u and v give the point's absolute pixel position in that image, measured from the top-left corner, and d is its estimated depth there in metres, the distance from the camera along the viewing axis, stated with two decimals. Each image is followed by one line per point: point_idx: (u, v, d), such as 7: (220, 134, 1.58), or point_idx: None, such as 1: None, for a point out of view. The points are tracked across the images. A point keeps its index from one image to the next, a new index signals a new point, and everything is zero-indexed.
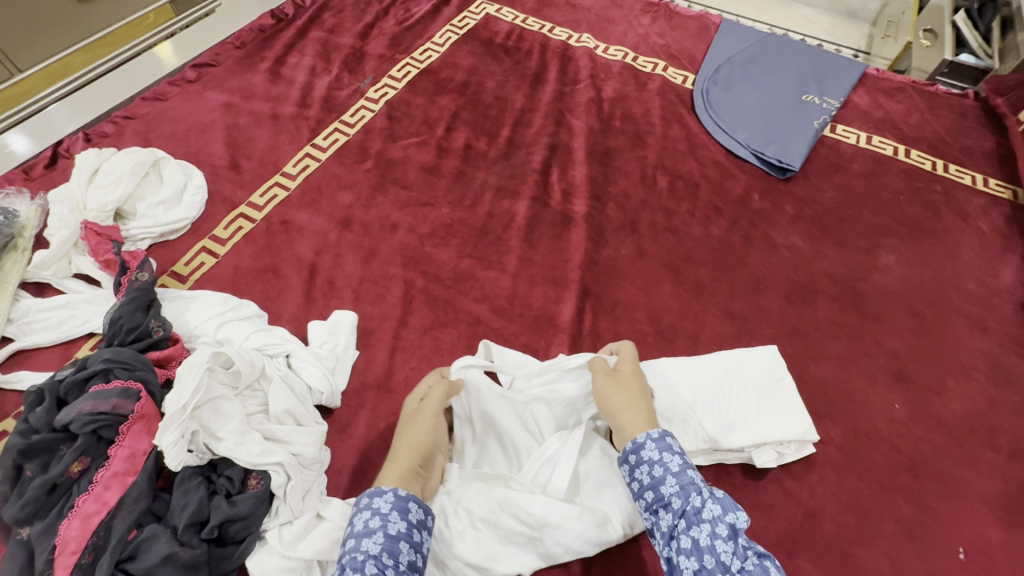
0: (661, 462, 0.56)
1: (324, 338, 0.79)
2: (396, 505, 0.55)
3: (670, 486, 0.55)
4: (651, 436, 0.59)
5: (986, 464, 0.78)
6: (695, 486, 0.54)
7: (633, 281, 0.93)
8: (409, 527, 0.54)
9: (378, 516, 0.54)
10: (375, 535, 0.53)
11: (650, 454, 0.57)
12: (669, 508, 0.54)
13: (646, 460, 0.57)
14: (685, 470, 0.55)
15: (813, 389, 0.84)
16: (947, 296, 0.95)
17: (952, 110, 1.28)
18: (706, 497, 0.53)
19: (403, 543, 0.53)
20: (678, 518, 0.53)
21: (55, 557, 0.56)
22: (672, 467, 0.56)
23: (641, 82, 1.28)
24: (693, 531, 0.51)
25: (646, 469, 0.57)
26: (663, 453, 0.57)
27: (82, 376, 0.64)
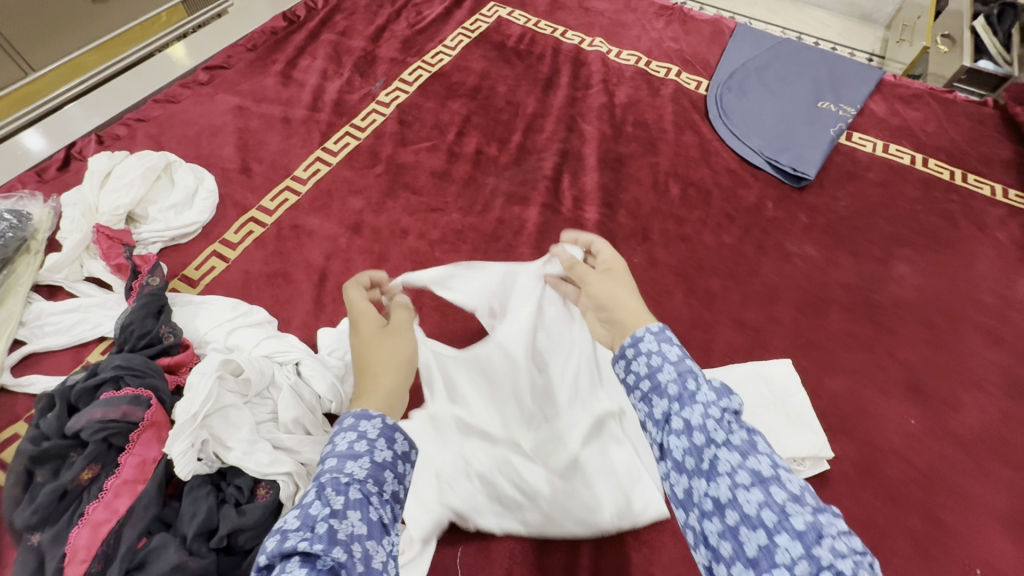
0: (658, 353, 0.45)
1: (334, 345, 0.78)
2: (385, 433, 0.47)
3: (666, 373, 0.44)
4: (650, 328, 0.47)
5: (1002, 482, 0.76)
6: (693, 373, 0.43)
7: (644, 290, 0.93)
8: (395, 457, 0.46)
9: (364, 440, 0.45)
10: (361, 460, 0.44)
11: (647, 346, 0.46)
12: (663, 396, 0.43)
13: (643, 351, 0.46)
14: (686, 359, 0.44)
15: (827, 403, 0.83)
16: (964, 310, 0.94)
17: (970, 118, 1.26)
18: (702, 382, 0.43)
19: (388, 473, 0.45)
20: (672, 406, 0.42)
21: (64, 564, 0.56)
22: (666, 356, 0.45)
23: (653, 87, 1.27)
24: (687, 414, 0.41)
25: (637, 361, 0.46)
26: (662, 344, 0.46)
27: (93, 383, 0.64)
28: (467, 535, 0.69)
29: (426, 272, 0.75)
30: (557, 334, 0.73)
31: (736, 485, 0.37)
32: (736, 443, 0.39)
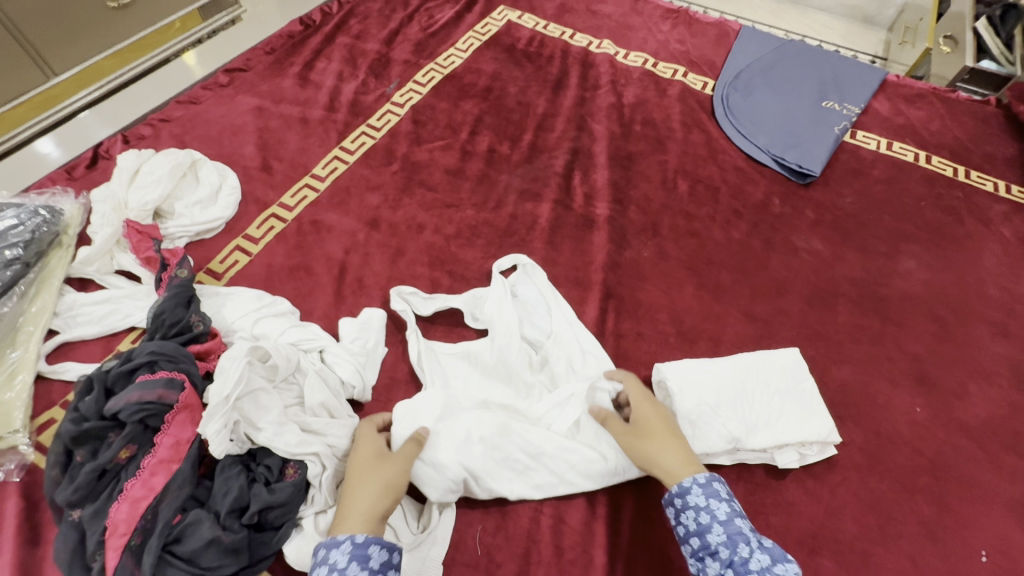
0: (709, 509, 0.58)
1: (355, 334, 0.81)
2: (354, 556, 0.54)
3: (717, 534, 0.57)
4: (698, 481, 0.60)
5: (1008, 468, 0.78)
6: (743, 536, 0.56)
7: (654, 283, 0.95)
8: None
9: (334, 571, 0.53)
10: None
11: (696, 500, 0.59)
12: (716, 557, 0.56)
13: (692, 505, 0.59)
14: (732, 519, 0.57)
15: (834, 391, 0.85)
16: (968, 302, 0.96)
17: (973, 117, 1.28)
18: (754, 548, 0.55)
19: None
20: (726, 567, 0.55)
21: (105, 538, 0.58)
22: (719, 516, 0.58)
23: (661, 88, 1.29)
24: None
25: (690, 512, 0.59)
26: (709, 500, 0.59)
27: (128, 367, 0.66)
28: (487, 515, 0.71)
29: (412, 293, 0.87)
30: (543, 321, 0.85)
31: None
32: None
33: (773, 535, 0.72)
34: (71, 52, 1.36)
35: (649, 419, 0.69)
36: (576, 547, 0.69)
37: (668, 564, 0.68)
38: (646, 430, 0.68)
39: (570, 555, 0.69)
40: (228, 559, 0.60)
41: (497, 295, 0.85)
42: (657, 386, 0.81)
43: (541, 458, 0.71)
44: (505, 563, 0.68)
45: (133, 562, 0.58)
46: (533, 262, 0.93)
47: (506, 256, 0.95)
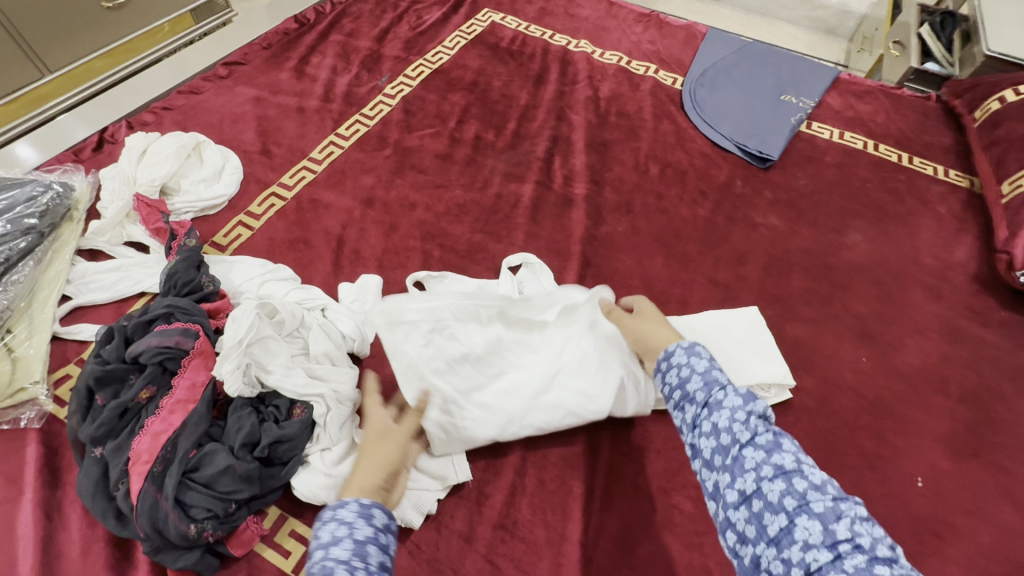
0: (687, 364, 0.58)
1: (354, 296, 0.88)
2: (361, 513, 0.54)
3: (695, 383, 0.56)
4: (682, 344, 0.60)
5: (940, 408, 0.88)
6: (719, 383, 0.55)
7: (628, 254, 1.04)
8: (375, 531, 0.54)
9: (344, 524, 0.53)
10: (342, 543, 0.51)
11: (679, 358, 0.59)
12: (694, 402, 0.55)
13: (675, 364, 0.59)
14: (711, 370, 0.57)
15: (789, 346, 0.94)
16: (908, 269, 1.06)
17: (915, 111, 1.41)
18: (729, 392, 0.54)
19: (371, 546, 0.52)
20: (703, 409, 0.54)
21: (129, 466, 0.64)
22: (696, 369, 0.57)
23: (634, 83, 1.40)
24: (714, 417, 0.53)
25: (673, 368, 0.58)
26: (691, 358, 0.58)
27: (146, 318, 0.72)
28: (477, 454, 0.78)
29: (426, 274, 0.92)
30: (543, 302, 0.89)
31: (761, 478, 0.48)
32: (762, 442, 0.50)
33: None
34: (63, 51, 1.41)
35: (650, 308, 0.73)
36: (557, 480, 0.76)
37: (641, 492, 0.75)
38: (645, 316, 0.71)
39: (552, 487, 0.75)
40: (241, 486, 0.65)
41: (505, 289, 0.91)
42: None
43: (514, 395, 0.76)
44: (493, 495, 0.75)
45: (155, 488, 0.63)
46: (541, 262, 0.97)
47: (513, 254, 0.99)
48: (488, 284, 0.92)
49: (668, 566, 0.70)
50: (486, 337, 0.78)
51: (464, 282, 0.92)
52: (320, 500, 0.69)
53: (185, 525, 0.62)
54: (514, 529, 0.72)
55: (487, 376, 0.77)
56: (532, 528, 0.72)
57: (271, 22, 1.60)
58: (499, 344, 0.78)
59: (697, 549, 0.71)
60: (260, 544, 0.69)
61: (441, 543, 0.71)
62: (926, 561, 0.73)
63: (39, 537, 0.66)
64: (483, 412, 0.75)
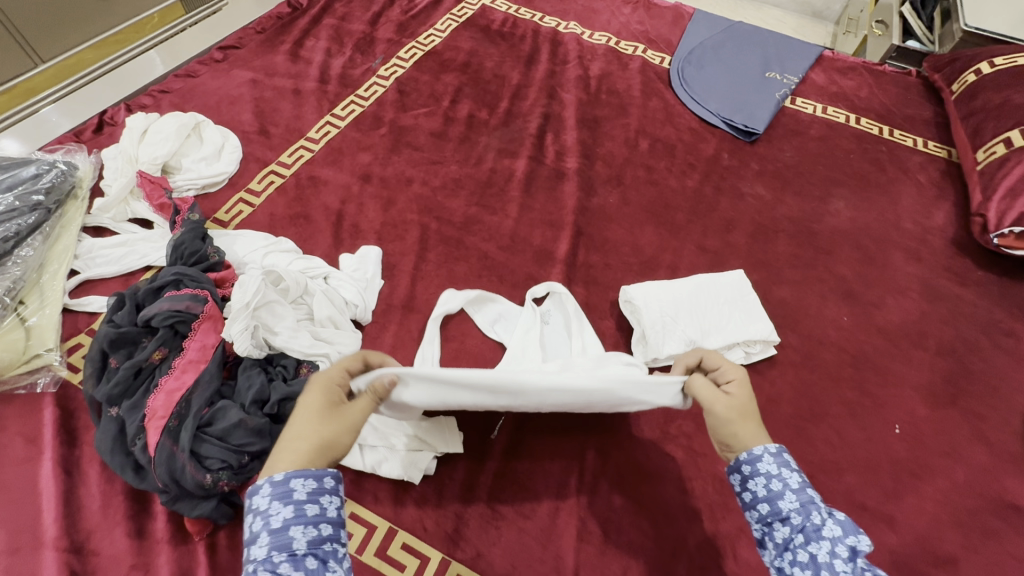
0: (780, 476, 0.53)
1: (355, 266, 0.92)
2: (275, 495, 0.47)
3: (789, 501, 0.52)
4: (768, 449, 0.54)
5: (918, 360, 0.92)
6: (815, 504, 0.51)
7: (619, 224, 1.07)
8: (295, 509, 0.47)
9: (258, 516, 0.47)
10: (260, 538, 0.46)
11: (767, 468, 0.54)
12: (784, 522, 0.52)
13: (763, 473, 0.54)
14: (805, 489, 0.52)
15: (775, 307, 0.98)
16: (889, 234, 1.10)
17: (896, 86, 1.45)
18: (827, 517, 0.50)
19: (293, 529, 0.46)
20: (798, 534, 0.50)
21: (145, 421, 0.67)
22: (792, 484, 0.53)
23: (623, 62, 1.43)
24: (811, 547, 0.49)
25: (755, 479, 0.54)
26: (782, 468, 0.53)
27: (156, 286, 0.75)
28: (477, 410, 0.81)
29: (461, 296, 0.88)
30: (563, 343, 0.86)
31: None
32: None
33: None
34: (57, 42, 1.43)
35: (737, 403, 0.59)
36: (554, 431, 0.80)
37: (635, 443, 0.79)
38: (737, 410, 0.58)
39: (549, 438, 0.79)
40: (253, 439, 0.68)
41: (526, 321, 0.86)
42: (625, 304, 0.93)
43: None
44: (495, 446, 0.78)
45: (171, 441, 0.65)
46: (567, 290, 0.91)
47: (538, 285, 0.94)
48: (509, 311, 0.90)
49: (661, 508, 0.74)
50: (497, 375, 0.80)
51: (483, 309, 0.90)
52: None
53: (201, 475, 0.65)
54: (515, 477, 0.76)
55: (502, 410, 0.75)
56: (531, 476, 0.76)
57: (259, 12, 1.62)
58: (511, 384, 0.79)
59: (688, 491, 0.76)
60: None
61: (445, 492, 0.74)
62: (903, 498, 0.78)
63: (60, 492, 0.69)
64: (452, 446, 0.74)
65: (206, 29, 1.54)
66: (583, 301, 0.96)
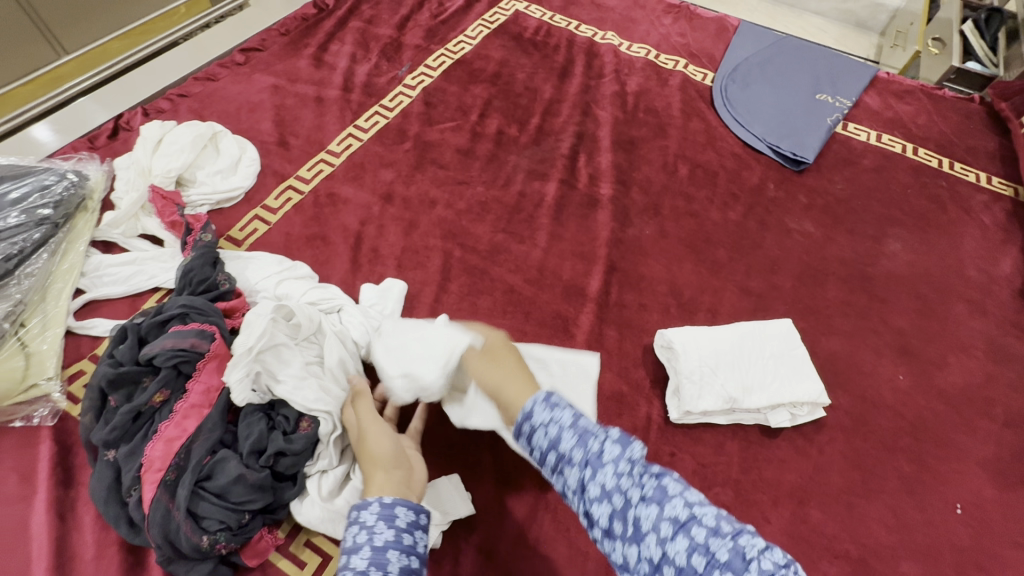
0: (554, 421, 0.52)
1: (374, 301, 0.86)
2: (382, 514, 0.53)
3: (568, 440, 0.51)
4: (539, 398, 0.54)
5: (983, 431, 0.84)
6: (590, 432, 0.51)
7: (656, 259, 1.00)
8: (397, 534, 0.52)
9: (364, 529, 0.52)
10: (362, 550, 0.51)
11: (541, 416, 0.53)
12: (572, 464, 0.50)
13: (539, 423, 0.53)
14: (578, 421, 0.52)
15: (823, 360, 0.90)
16: (950, 282, 1.01)
17: (958, 113, 1.33)
18: (605, 440, 0.50)
19: (392, 553, 0.51)
20: (584, 469, 0.49)
21: (142, 473, 0.62)
22: (551, 426, 0.52)
23: (663, 77, 1.34)
24: (599, 477, 0.48)
25: (539, 430, 0.53)
26: (554, 412, 0.53)
27: (161, 319, 0.70)
28: (497, 466, 0.76)
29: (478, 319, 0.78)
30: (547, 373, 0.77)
31: (663, 539, 0.45)
32: (651, 495, 0.47)
33: (765, 488, 0.77)
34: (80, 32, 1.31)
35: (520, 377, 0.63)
36: None
37: None
38: (493, 355, 0.64)
39: None
40: (253, 497, 0.63)
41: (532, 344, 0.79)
42: (662, 349, 0.86)
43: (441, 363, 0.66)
44: (514, 509, 0.73)
45: (167, 496, 0.61)
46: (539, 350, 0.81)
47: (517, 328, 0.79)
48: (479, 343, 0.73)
49: None
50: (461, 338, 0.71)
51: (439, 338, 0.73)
52: (321, 528, 0.66)
53: (198, 536, 0.60)
54: (536, 544, 0.70)
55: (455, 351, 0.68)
56: (554, 545, 0.70)
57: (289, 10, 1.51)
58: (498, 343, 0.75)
59: None
60: (276, 554, 0.68)
61: (460, 561, 0.69)
62: None
63: (52, 539, 0.64)
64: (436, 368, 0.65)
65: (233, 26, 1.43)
66: (616, 345, 0.89)
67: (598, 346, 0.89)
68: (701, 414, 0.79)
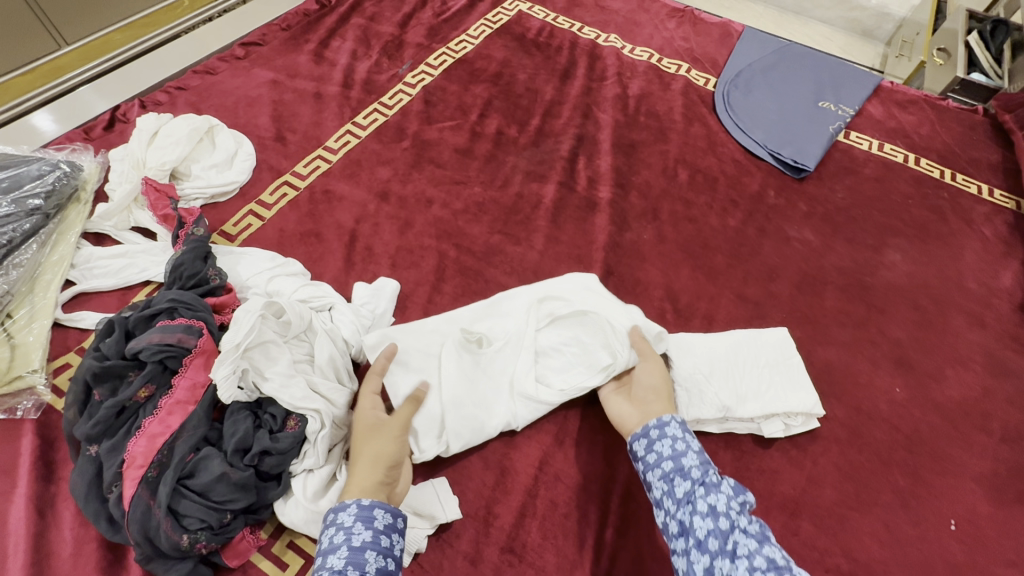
0: (684, 439, 0.65)
1: (366, 298, 0.85)
2: (360, 517, 0.57)
3: (691, 458, 0.62)
4: (675, 417, 0.67)
5: (979, 446, 0.82)
6: (710, 465, 0.62)
7: (653, 264, 0.99)
8: (374, 535, 0.56)
9: (342, 530, 0.56)
10: (339, 551, 0.54)
11: (673, 431, 0.65)
12: (688, 477, 0.60)
13: (670, 435, 0.65)
14: (702, 453, 0.64)
15: (819, 370, 0.89)
16: (950, 294, 1.00)
17: (961, 124, 1.32)
18: (722, 478, 0.60)
19: (368, 552, 0.55)
20: (697, 484, 0.59)
21: (123, 469, 0.61)
22: (665, 452, 0.64)
23: (665, 82, 1.34)
24: (710, 497, 0.58)
25: (664, 438, 0.65)
26: (686, 432, 0.65)
27: (148, 313, 0.69)
28: (486, 471, 0.75)
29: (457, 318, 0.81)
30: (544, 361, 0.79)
31: (753, 565, 0.51)
32: (753, 531, 0.55)
33: (757, 498, 0.76)
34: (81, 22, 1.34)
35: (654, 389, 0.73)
36: (569, 502, 0.73)
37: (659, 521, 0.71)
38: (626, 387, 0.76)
39: (562, 509, 0.72)
40: (235, 496, 0.62)
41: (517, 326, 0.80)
42: None
43: (456, 402, 0.72)
44: (502, 515, 0.72)
45: (148, 494, 0.60)
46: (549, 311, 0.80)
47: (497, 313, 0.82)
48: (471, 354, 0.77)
49: None
50: (463, 364, 0.75)
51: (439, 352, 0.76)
52: (304, 529, 0.65)
53: (177, 535, 0.59)
54: (523, 552, 0.69)
55: (467, 390, 0.74)
56: (541, 553, 0.69)
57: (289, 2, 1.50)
58: (549, 346, 0.79)
59: None
60: (257, 555, 0.66)
61: (444, 567, 0.68)
62: None
63: (31, 534, 0.63)
64: (460, 419, 0.72)
65: (233, 17, 1.43)
66: None
67: None
68: (694, 422, 0.78)
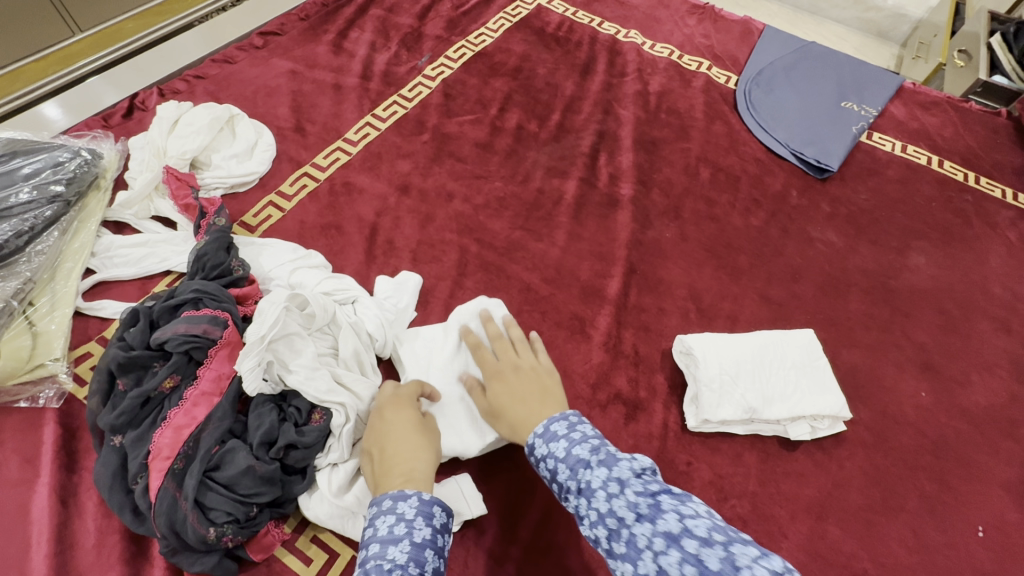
0: (550, 453, 0.57)
1: (389, 293, 0.84)
2: (422, 511, 0.53)
3: (563, 472, 0.55)
4: (536, 434, 0.59)
5: (1006, 453, 0.81)
6: (582, 462, 0.54)
7: (676, 262, 0.98)
8: (434, 532, 0.52)
9: (402, 521, 0.51)
10: (400, 543, 0.50)
11: (541, 451, 0.58)
12: (570, 492, 0.54)
13: (540, 457, 0.58)
14: (571, 451, 0.55)
15: (844, 373, 0.88)
16: (974, 298, 0.99)
17: (985, 127, 1.30)
18: (592, 468, 0.53)
19: (428, 550, 0.51)
20: (578, 496, 0.52)
21: (149, 460, 0.60)
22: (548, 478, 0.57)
23: (686, 79, 1.32)
24: (592, 502, 0.50)
25: (541, 464, 0.58)
26: (550, 444, 0.57)
27: (173, 303, 0.68)
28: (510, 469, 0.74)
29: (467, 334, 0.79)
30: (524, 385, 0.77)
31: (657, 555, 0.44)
32: (642, 512, 0.47)
33: (782, 501, 0.75)
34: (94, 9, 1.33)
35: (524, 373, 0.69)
36: None
37: None
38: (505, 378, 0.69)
39: None
40: (262, 490, 0.62)
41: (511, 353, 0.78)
42: (681, 355, 0.84)
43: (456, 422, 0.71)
44: (526, 514, 0.71)
45: (174, 486, 0.59)
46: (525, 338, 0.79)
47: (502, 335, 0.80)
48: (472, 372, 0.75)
49: None
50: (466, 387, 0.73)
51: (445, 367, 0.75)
52: (328, 525, 0.64)
53: (204, 528, 0.59)
54: (549, 549, 0.69)
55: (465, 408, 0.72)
56: (565, 552, 0.69)
57: None
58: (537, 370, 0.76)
59: None
60: (281, 549, 0.66)
61: (469, 563, 0.68)
62: None
63: (54, 524, 0.63)
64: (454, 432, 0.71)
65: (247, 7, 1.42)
66: (632, 350, 0.87)
67: (614, 349, 0.87)
68: (719, 423, 0.77)
